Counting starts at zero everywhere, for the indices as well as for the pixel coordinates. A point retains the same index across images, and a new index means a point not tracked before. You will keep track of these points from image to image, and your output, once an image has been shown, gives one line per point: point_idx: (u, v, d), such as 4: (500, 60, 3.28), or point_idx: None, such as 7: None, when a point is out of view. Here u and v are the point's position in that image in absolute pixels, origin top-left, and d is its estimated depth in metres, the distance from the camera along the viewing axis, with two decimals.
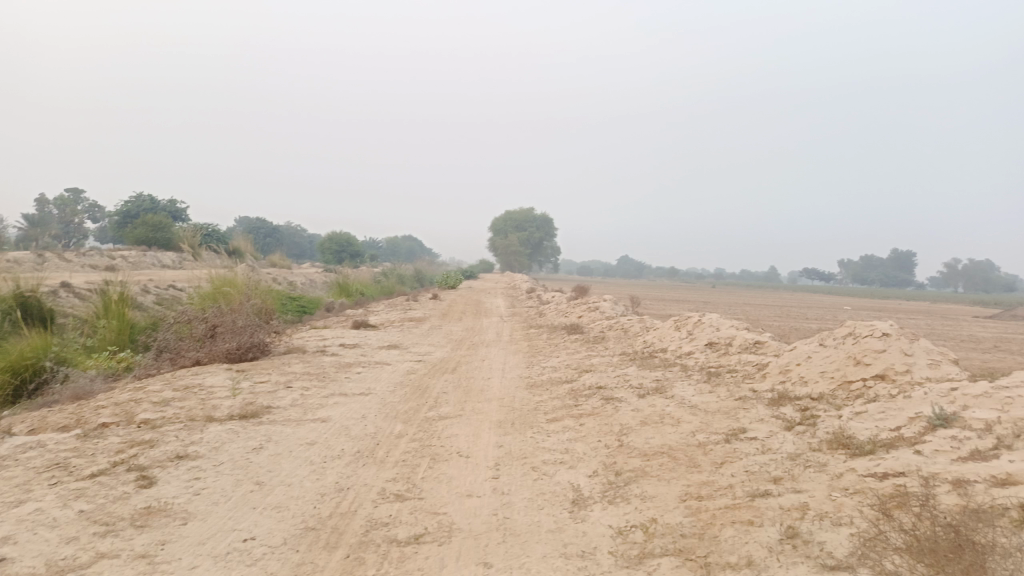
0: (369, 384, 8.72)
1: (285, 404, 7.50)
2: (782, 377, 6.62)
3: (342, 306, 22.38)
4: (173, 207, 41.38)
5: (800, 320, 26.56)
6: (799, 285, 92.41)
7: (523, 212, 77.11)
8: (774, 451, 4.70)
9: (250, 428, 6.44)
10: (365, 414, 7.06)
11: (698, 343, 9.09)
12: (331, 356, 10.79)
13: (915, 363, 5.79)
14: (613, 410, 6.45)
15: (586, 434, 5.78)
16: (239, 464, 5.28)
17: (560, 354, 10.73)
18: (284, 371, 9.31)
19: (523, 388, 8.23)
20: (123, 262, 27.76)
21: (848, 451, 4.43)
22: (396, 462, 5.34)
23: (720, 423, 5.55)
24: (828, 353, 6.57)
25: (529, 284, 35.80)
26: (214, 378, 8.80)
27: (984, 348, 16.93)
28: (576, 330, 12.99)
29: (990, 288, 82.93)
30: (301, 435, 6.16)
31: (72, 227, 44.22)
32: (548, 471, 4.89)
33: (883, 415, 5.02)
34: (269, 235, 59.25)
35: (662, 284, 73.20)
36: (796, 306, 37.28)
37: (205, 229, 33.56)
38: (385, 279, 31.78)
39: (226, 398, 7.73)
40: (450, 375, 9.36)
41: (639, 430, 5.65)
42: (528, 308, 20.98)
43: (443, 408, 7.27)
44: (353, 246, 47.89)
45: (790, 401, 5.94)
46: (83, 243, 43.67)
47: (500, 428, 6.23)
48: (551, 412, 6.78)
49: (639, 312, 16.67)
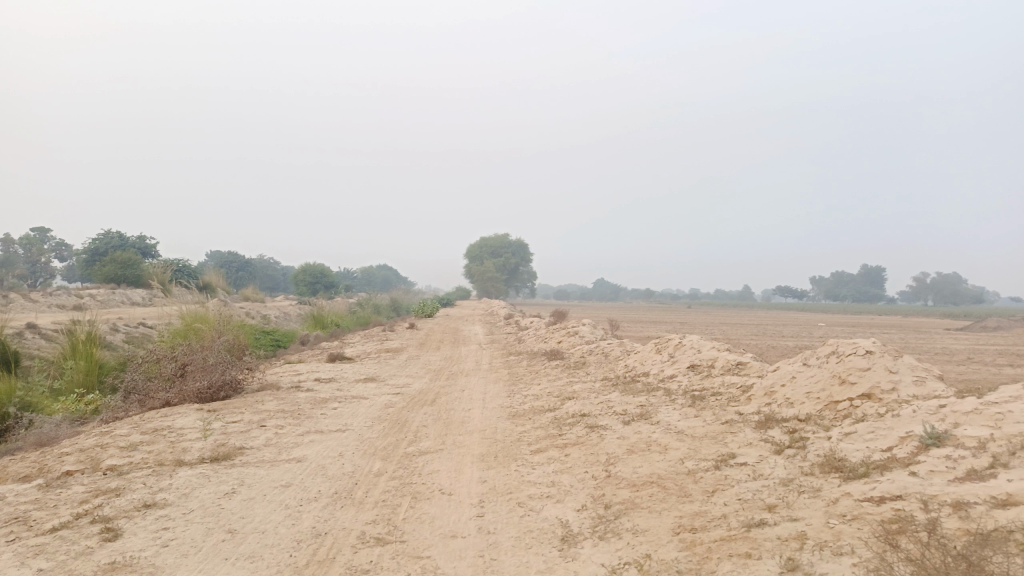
0: (347, 419, 8.49)
1: (259, 444, 7.23)
2: (767, 399, 6.53)
3: (318, 338, 22.01)
4: (142, 243, 40.75)
5: (777, 338, 26.67)
6: (774, 303, 93.33)
7: (498, 239, 77.20)
8: (766, 478, 4.58)
9: (222, 471, 6.18)
10: (342, 452, 6.83)
11: (680, 366, 8.99)
12: (307, 391, 10.52)
13: (901, 381, 5.73)
14: (598, 439, 6.29)
15: (572, 465, 5.61)
16: (210, 511, 5.02)
17: (541, 382, 10.57)
18: (258, 409, 9.03)
19: (505, 418, 8.05)
20: (92, 301, 27.16)
21: (842, 474, 4.32)
22: (376, 502, 5.12)
23: (708, 449, 5.42)
24: (812, 373, 6.49)
25: (507, 310, 35.67)
26: (185, 419, 8.50)
27: (960, 360, 17.05)
28: (556, 355, 12.86)
29: (958, 300, 84.44)
30: (276, 477, 5.92)
31: (38, 266, 43.29)
32: (534, 507, 4.71)
33: (873, 435, 4.93)
34: (242, 269, 58.56)
35: (638, 306, 73.49)
36: (772, 324, 37.53)
37: (176, 265, 33.03)
38: (361, 310, 31.46)
39: (197, 440, 7.45)
40: (429, 408, 9.14)
41: (626, 459, 5.50)
42: (506, 334, 20.80)
43: (423, 443, 7.06)
44: (327, 277, 47.40)
45: (777, 424, 5.83)
46: (49, 283, 42.77)
47: (483, 462, 6.05)
48: (534, 443, 6.61)
49: (618, 335, 16.59)
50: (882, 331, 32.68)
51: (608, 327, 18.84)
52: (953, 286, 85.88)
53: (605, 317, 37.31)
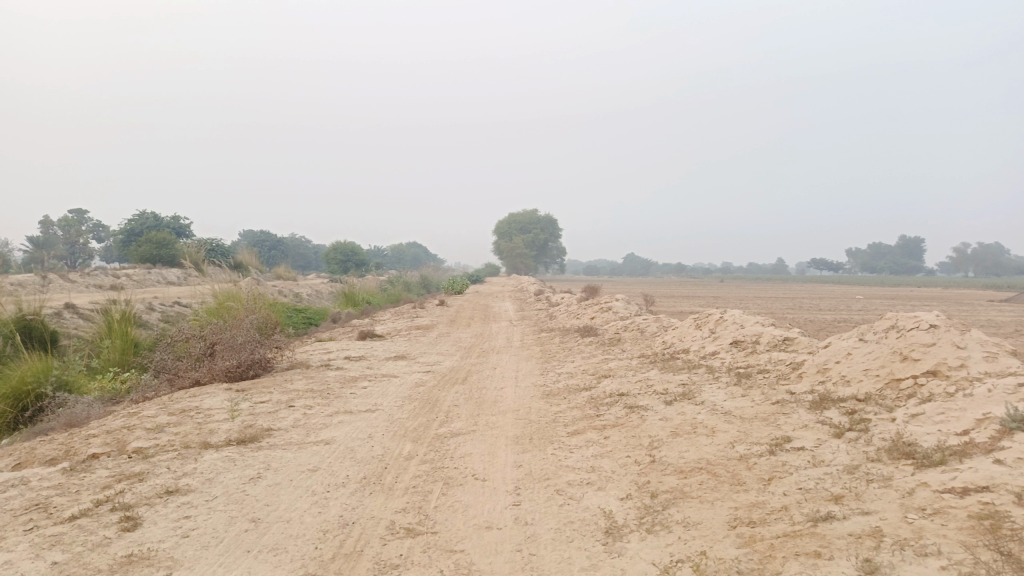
0: (376, 399, 8.26)
1: (287, 426, 7.02)
2: (820, 377, 6.11)
3: (348, 316, 21.92)
4: (176, 224, 41.11)
5: (816, 312, 25.90)
6: (809, 276, 91.47)
7: (527, 215, 76.63)
8: (828, 465, 4.19)
9: (248, 455, 5.97)
10: (371, 433, 6.59)
11: (722, 342, 8.58)
12: (336, 370, 10.31)
13: (970, 357, 5.28)
14: (640, 420, 5.95)
15: (612, 449, 5.28)
16: (233, 498, 4.80)
17: (575, 359, 10.22)
18: (286, 389, 8.83)
19: (539, 398, 7.73)
20: (128, 281, 27.43)
21: (915, 461, 3.92)
22: (406, 489, 4.85)
23: (760, 432, 5.05)
24: (870, 349, 6.05)
25: (537, 286, 35.39)
26: (213, 399, 8.33)
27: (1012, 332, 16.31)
28: (590, 332, 12.48)
29: (1002, 271, 82.02)
30: (302, 461, 5.68)
31: (77, 248, 43.95)
32: (574, 495, 4.39)
33: (946, 418, 4.51)
34: (274, 248, 59.00)
35: (670, 281, 72.67)
36: (808, 298, 36.62)
37: (209, 244, 33.22)
38: (391, 288, 31.36)
39: (225, 421, 7.26)
40: (461, 387, 8.86)
41: (671, 443, 5.15)
42: (537, 311, 20.45)
43: (454, 424, 6.78)
44: (357, 255, 47.37)
45: (833, 404, 5.43)
46: (88, 264, 43.46)
47: (518, 445, 5.75)
48: (571, 424, 6.29)
49: (652, 310, 16.13)
50: (924, 303, 31.67)
51: (641, 303, 18.40)
52: (995, 256, 83.41)
53: (637, 292, 36.78)
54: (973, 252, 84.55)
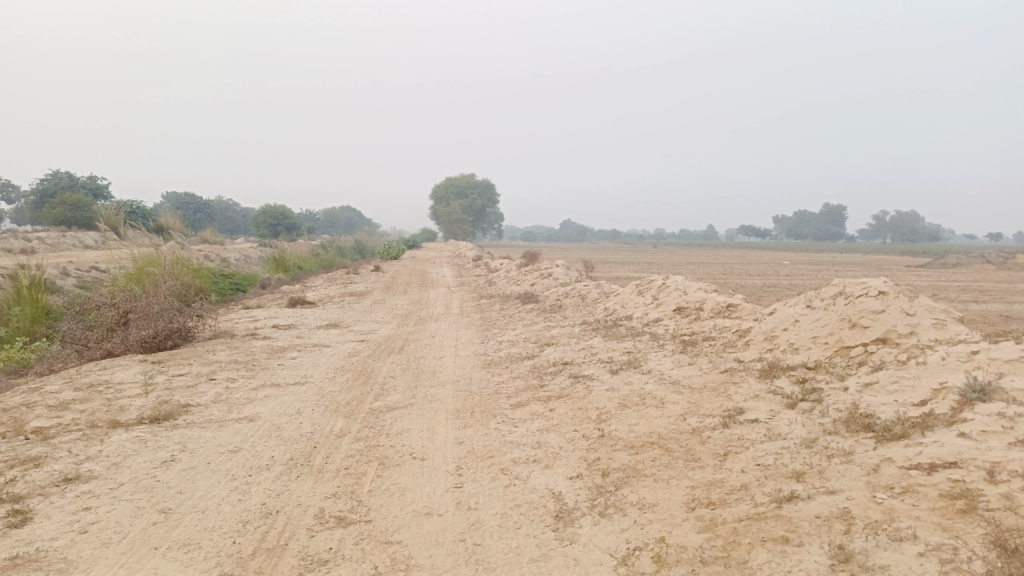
0: (306, 371, 7.77)
1: (206, 402, 6.49)
2: (768, 345, 5.97)
3: (279, 282, 21.04)
4: (93, 184, 38.76)
5: (747, 277, 26.33)
6: (739, 242, 93.73)
7: (464, 179, 75.67)
8: (784, 438, 4.00)
9: (161, 435, 5.44)
10: (300, 409, 6.14)
11: (666, 309, 8.40)
12: (263, 340, 9.73)
13: (919, 324, 5.19)
14: (586, 391, 5.69)
15: (558, 423, 4.99)
16: (141, 485, 4.31)
17: (516, 327, 9.92)
18: (208, 360, 8.24)
19: (480, 368, 7.40)
20: (40, 245, 25.68)
21: (875, 435, 3.76)
22: (337, 471, 4.46)
23: (712, 402, 4.84)
24: (818, 316, 5.92)
25: (474, 251, 34.98)
26: (126, 372, 7.69)
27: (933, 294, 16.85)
28: (530, 299, 12.18)
29: (917, 238, 85.92)
30: (222, 442, 5.21)
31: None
32: (521, 474, 4.09)
33: (900, 388, 4.38)
34: (200, 211, 56.53)
35: (605, 248, 73.27)
36: (739, 263, 37.34)
37: (129, 205, 31.43)
38: (325, 253, 30.40)
39: (137, 397, 6.67)
40: (397, 356, 8.45)
41: (620, 415, 4.90)
42: (475, 277, 20.04)
43: (390, 397, 6.39)
44: (289, 220, 45.84)
45: (783, 373, 5.28)
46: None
47: (458, 419, 5.41)
48: (513, 396, 5.98)
49: (591, 276, 15.93)
50: (848, 269, 32.65)
51: (580, 269, 18.24)
52: (911, 223, 87.22)
53: (574, 258, 36.80)
54: (892, 220, 88.17)
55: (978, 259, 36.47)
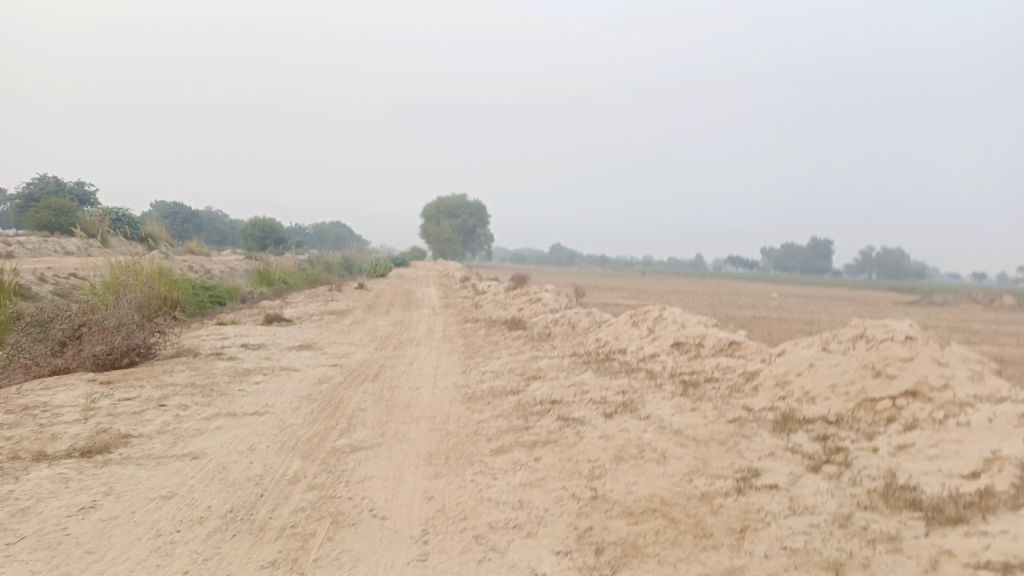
0: (268, 398, 7.07)
1: (150, 433, 5.78)
2: (779, 391, 5.35)
3: (260, 297, 20.30)
4: (80, 189, 37.90)
5: (736, 308, 25.82)
6: (727, 273, 93.72)
7: (456, 199, 75.32)
8: (811, 514, 3.38)
9: (88, 473, 4.73)
10: (253, 445, 5.45)
11: (663, 343, 7.77)
12: (228, 361, 9.00)
13: (954, 377, 4.60)
14: (576, 438, 5.04)
15: (545, 477, 4.34)
16: (45, 541, 3.60)
17: (501, 356, 9.24)
18: (162, 383, 7.53)
19: (459, 402, 6.73)
20: (21, 249, 24.80)
21: (924, 516, 3.15)
22: (284, 530, 3.77)
23: (722, 460, 4.21)
24: (836, 361, 5.32)
25: (463, 272, 34.46)
26: (69, 394, 6.95)
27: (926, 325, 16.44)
28: (517, 325, 11.53)
29: (904, 274, 86.27)
30: (156, 485, 4.51)
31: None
32: (498, 545, 3.43)
33: (943, 454, 3.78)
34: (187, 221, 55.60)
35: (595, 273, 72.81)
36: (728, 294, 36.99)
37: (113, 212, 30.62)
38: (310, 268, 29.65)
39: (74, 424, 5.94)
40: (370, 385, 7.77)
41: (614, 471, 4.25)
42: (459, 300, 19.39)
43: (356, 435, 5.71)
44: (277, 233, 45.02)
45: (799, 426, 4.67)
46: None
47: (430, 467, 4.74)
48: (494, 440, 5.31)
49: (581, 303, 15.28)
50: (836, 303, 32.36)
51: (570, 295, 17.65)
52: (898, 260, 87.54)
53: (565, 283, 36.31)
54: (880, 256, 88.55)
55: (966, 298, 36.27)
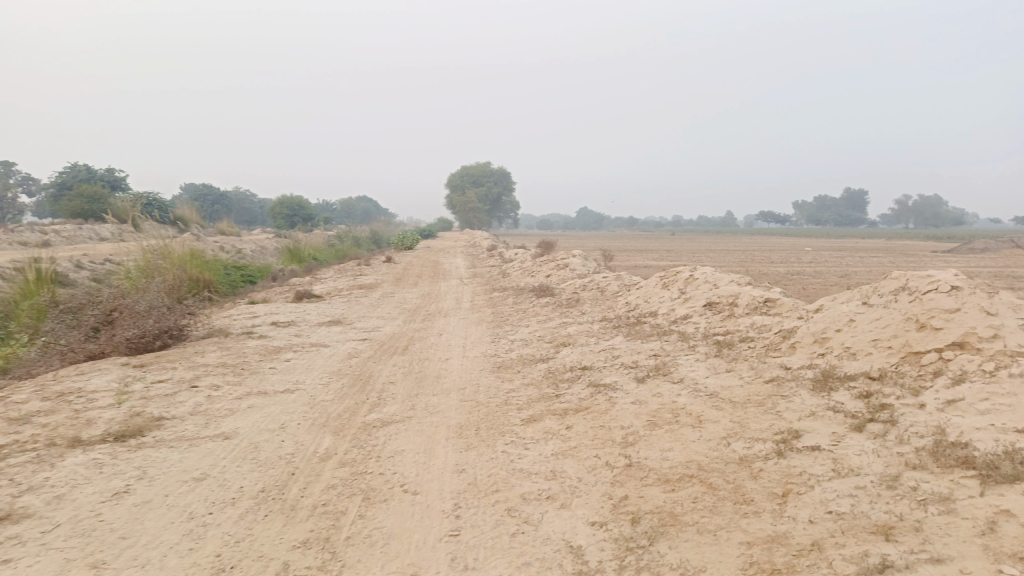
0: (298, 376, 7.07)
1: (182, 415, 5.80)
2: (818, 349, 5.16)
3: (290, 275, 20.43)
4: (110, 176, 38.41)
5: (769, 264, 25.36)
6: (758, 229, 92.24)
7: (480, 167, 74.90)
8: (855, 476, 3.24)
9: (122, 457, 4.76)
10: (284, 423, 5.43)
11: (695, 304, 7.58)
12: (258, 340, 9.04)
13: (1005, 326, 4.37)
14: (608, 404, 4.92)
15: (577, 446, 4.24)
16: (80, 528, 3.62)
17: (530, 324, 9.14)
18: (194, 364, 7.57)
19: (488, 372, 6.65)
20: (57, 238, 25.24)
21: (978, 474, 2.98)
22: (315, 509, 3.74)
23: (760, 422, 4.07)
24: (877, 314, 5.10)
25: (490, 240, 34.38)
26: (104, 378, 7.02)
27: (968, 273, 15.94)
28: (545, 292, 11.39)
29: (941, 222, 84.05)
30: (188, 467, 4.52)
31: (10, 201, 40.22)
32: (531, 518, 3.35)
33: (996, 408, 3.58)
34: (216, 203, 56.13)
35: (623, 236, 72.14)
36: (760, 250, 36.34)
37: (144, 198, 30.97)
38: (339, 243, 29.76)
39: (108, 409, 5.99)
40: (399, 358, 7.73)
41: (649, 438, 4.14)
42: (487, 269, 19.29)
43: (386, 409, 5.67)
44: (304, 210, 45.23)
45: (841, 384, 4.49)
46: (20, 218, 40.26)
47: (461, 439, 4.67)
48: (525, 409, 5.22)
49: (610, 267, 15.08)
50: (872, 255, 31.67)
51: (598, 260, 17.45)
52: (935, 208, 85.25)
53: (594, 247, 36.02)
54: (916, 205, 86.30)
55: (1008, 244, 35.17)
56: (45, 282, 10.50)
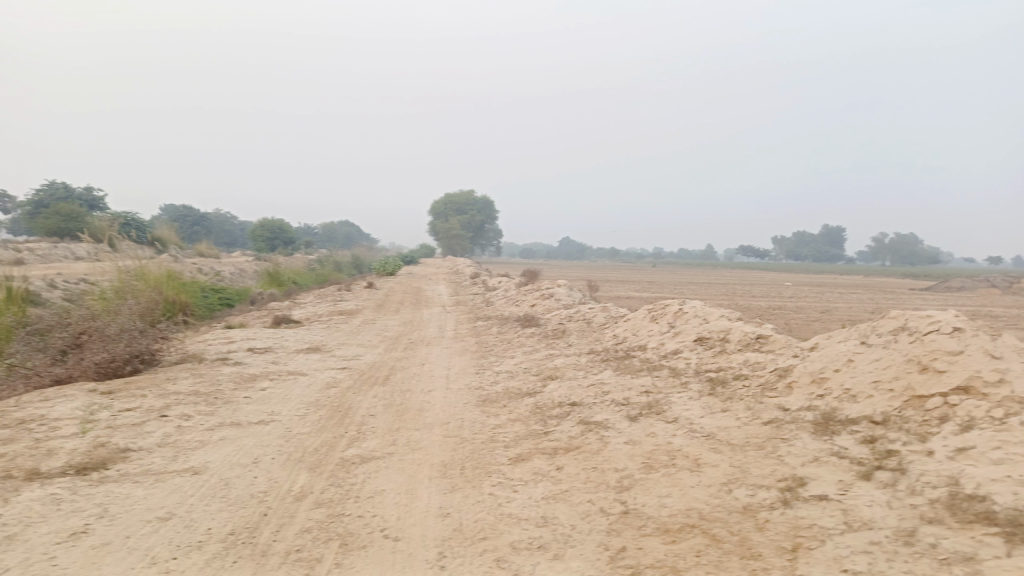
0: (274, 406, 6.78)
1: (149, 446, 5.49)
2: (816, 389, 4.99)
3: (269, 299, 20.06)
4: (89, 195, 37.86)
5: (750, 298, 25.40)
6: (739, 263, 93.00)
7: (464, 195, 75.02)
8: (869, 530, 3.05)
9: (82, 493, 4.45)
10: (258, 458, 5.15)
11: (685, 339, 7.41)
12: (234, 366, 8.72)
13: (1011, 370, 4.24)
14: (600, 444, 4.70)
15: (569, 489, 4.01)
16: (29, 573, 3.31)
17: (515, 355, 8.91)
18: (165, 391, 7.25)
19: (473, 406, 6.41)
20: (31, 256, 24.67)
21: (1000, 532, 2.80)
22: (288, 555, 3.47)
23: (762, 468, 3.87)
24: (876, 355, 4.95)
25: (472, 268, 34.20)
26: (69, 405, 6.67)
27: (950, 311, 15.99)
28: (530, 322, 11.19)
29: (917, 260, 85.29)
30: (153, 505, 4.22)
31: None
32: (523, 570, 3.11)
33: (1010, 458, 3.42)
34: (197, 224, 55.51)
35: (605, 267, 72.33)
36: (741, 284, 36.46)
37: (122, 217, 30.48)
38: (320, 268, 29.43)
39: (71, 438, 5.66)
40: (380, 389, 7.46)
41: (645, 482, 3.92)
42: (471, 297, 19.07)
43: (366, 444, 5.41)
44: (285, 233, 44.80)
45: (843, 428, 4.31)
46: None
47: (445, 480, 4.42)
48: (512, 447, 4.98)
49: (594, 298, 14.91)
50: (852, 291, 31.87)
51: (583, 290, 17.32)
52: (911, 245, 86.59)
53: (577, 277, 35.97)
54: (893, 243, 87.60)
55: (983, 282, 35.64)
56: (14, 302, 10.13)
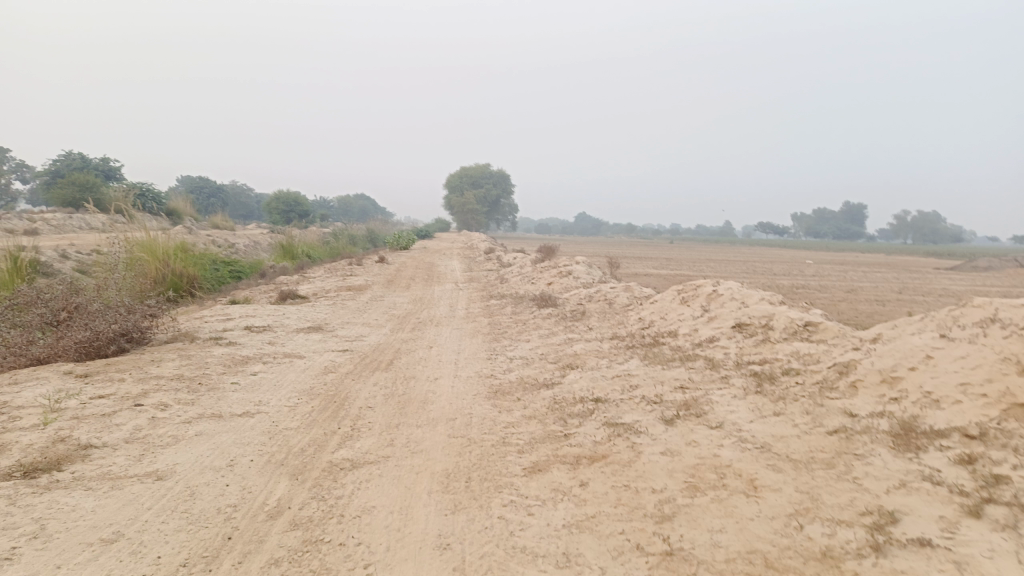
0: (264, 395, 6.10)
1: (116, 442, 4.83)
2: (888, 392, 4.20)
3: (279, 272, 19.43)
4: (105, 164, 37.35)
5: (774, 277, 24.43)
6: (758, 240, 91.39)
7: (480, 169, 74.03)
8: None
9: (21, 503, 3.77)
10: (235, 459, 4.47)
11: (722, 325, 6.62)
12: (228, 347, 8.07)
13: None
14: (633, 454, 3.97)
15: (597, 515, 3.29)
16: None
17: (532, 338, 8.17)
18: (146, 375, 6.61)
19: (483, 399, 5.69)
20: (45, 226, 24.20)
21: None
22: None
23: (838, 497, 3.12)
24: (961, 352, 4.14)
25: (487, 243, 33.42)
26: (37, 391, 6.02)
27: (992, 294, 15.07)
28: (547, 302, 10.41)
29: (941, 239, 83.34)
30: (100, 523, 3.54)
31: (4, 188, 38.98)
32: None
33: None
34: (212, 197, 55.02)
35: (621, 244, 71.26)
36: (761, 262, 35.40)
37: (137, 188, 29.96)
38: (333, 241, 28.77)
39: (30, 431, 5.02)
40: (382, 375, 6.77)
41: (690, 509, 3.19)
42: (485, 273, 18.33)
43: (359, 444, 4.72)
44: (301, 206, 44.14)
45: (930, 444, 3.53)
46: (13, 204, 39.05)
47: (447, 496, 3.71)
48: (528, 453, 4.27)
49: (614, 275, 14.13)
50: (878, 270, 30.77)
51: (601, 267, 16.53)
52: (936, 224, 84.58)
53: (595, 254, 35.12)
54: (917, 221, 85.63)
55: (1013, 262, 34.32)
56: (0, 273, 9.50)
